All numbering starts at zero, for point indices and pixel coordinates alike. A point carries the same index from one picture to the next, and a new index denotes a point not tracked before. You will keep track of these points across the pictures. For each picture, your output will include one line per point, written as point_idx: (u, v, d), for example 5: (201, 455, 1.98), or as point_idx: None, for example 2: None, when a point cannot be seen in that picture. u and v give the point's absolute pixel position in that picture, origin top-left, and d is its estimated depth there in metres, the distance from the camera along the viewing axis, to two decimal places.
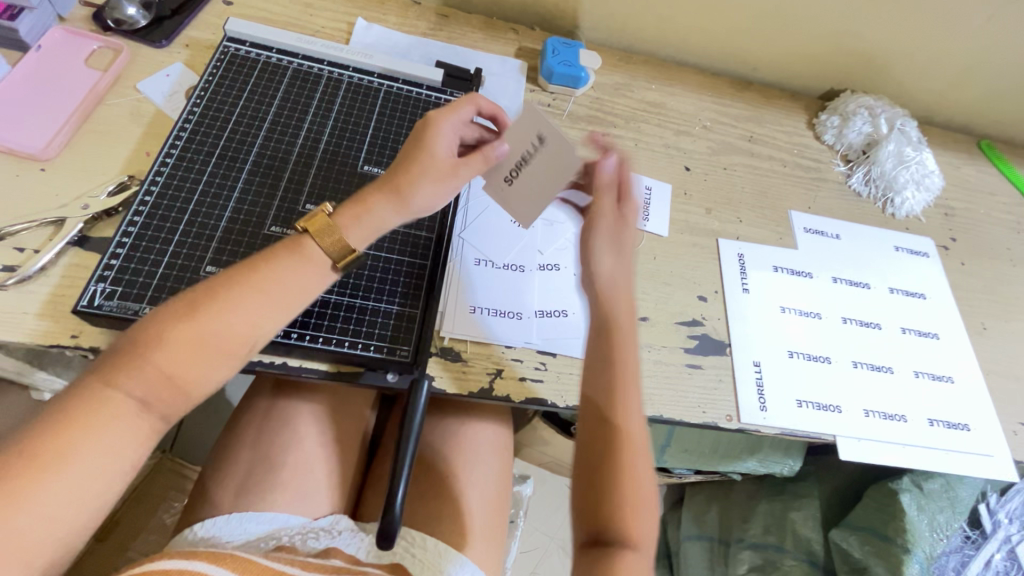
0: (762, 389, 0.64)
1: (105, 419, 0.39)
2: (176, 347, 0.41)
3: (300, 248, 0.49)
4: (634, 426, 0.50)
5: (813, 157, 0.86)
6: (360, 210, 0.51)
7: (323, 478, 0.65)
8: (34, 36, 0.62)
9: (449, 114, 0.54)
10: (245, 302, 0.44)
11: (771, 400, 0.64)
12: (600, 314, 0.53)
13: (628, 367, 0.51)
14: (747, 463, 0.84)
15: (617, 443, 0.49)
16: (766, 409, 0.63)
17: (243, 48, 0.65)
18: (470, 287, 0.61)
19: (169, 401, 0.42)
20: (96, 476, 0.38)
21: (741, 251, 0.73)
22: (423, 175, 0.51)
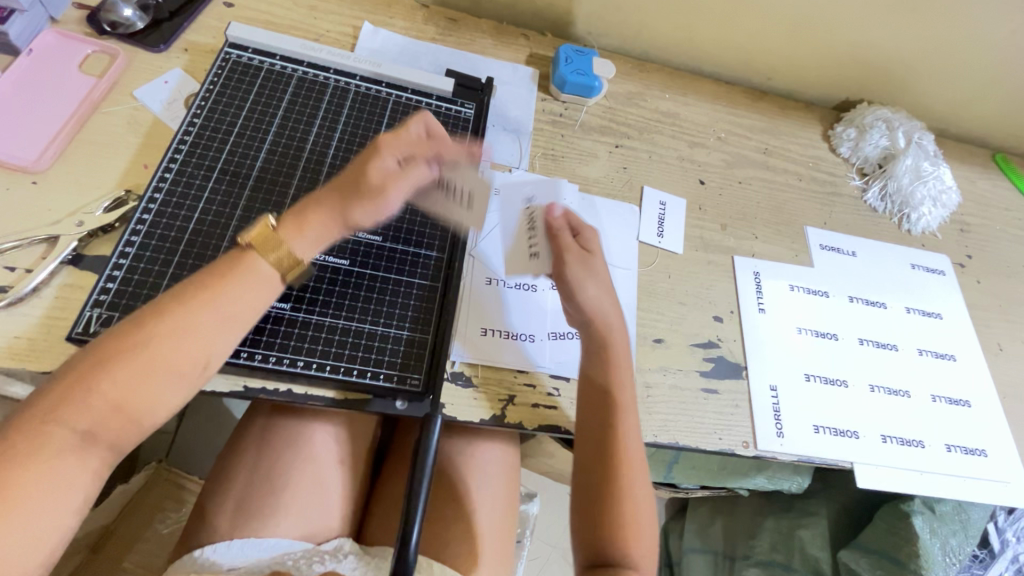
0: (779, 415, 0.63)
1: (49, 455, 0.38)
2: (121, 375, 0.40)
3: (245, 258, 0.47)
4: (633, 447, 0.53)
5: (828, 170, 0.84)
6: (301, 225, 0.49)
7: (327, 501, 0.64)
8: (24, 39, 0.59)
9: (391, 138, 0.51)
10: (195, 324, 0.43)
11: (788, 425, 0.63)
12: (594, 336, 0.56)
13: (624, 389, 0.54)
14: (756, 480, 0.81)
15: (616, 464, 0.52)
16: (783, 436, 0.62)
17: (246, 54, 0.62)
18: (481, 308, 0.59)
19: (120, 430, 0.41)
20: (52, 507, 0.39)
21: (756, 269, 0.72)
22: (359, 199, 0.50)
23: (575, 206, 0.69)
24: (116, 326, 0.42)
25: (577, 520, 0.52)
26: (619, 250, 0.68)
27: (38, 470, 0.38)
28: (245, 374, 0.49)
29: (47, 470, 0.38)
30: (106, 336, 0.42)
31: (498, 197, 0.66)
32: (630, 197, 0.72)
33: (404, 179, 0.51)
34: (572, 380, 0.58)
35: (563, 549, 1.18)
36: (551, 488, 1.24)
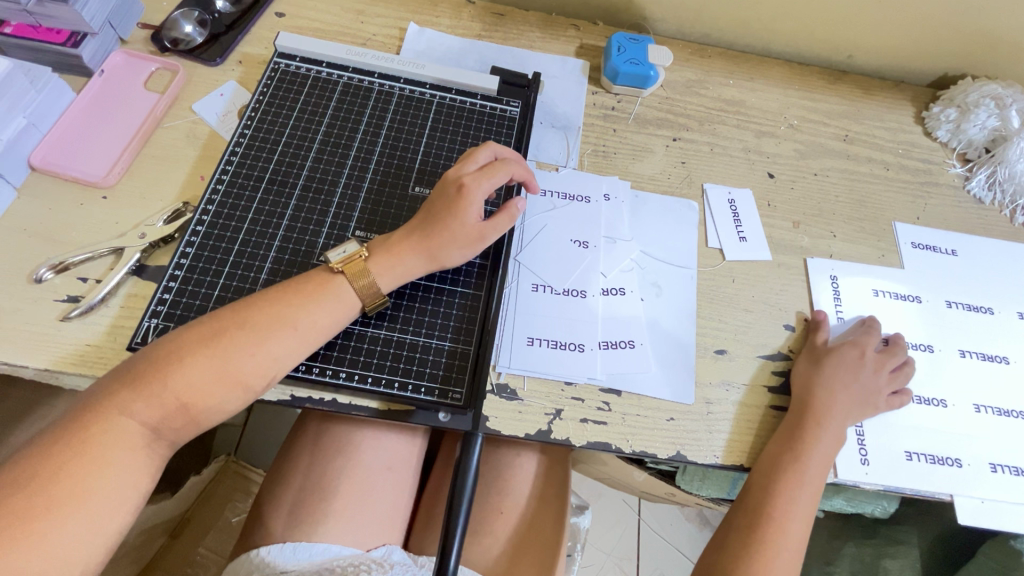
0: (862, 439, 0.56)
1: (112, 449, 0.39)
2: (193, 374, 0.41)
3: (329, 283, 0.48)
4: (791, 522, 0.51)
5: (922, 157, 0.74)
6: (391, 257, 0.50)
7: (381, 508, 0.64)
8: (96, 60, 0.62)
9: (483, 180, 0.52)
10: (272, 337, 0.44)
11: (873, 451, 0.56)
12: (810, 404, 0.54)
13: (813, 464, 0.52)
14: (833, 502, 0.73)
15: (762, 533, 0.50)
16: (868, 464, 0.55)
17: (293, 64, 0.63)
18: (526, 316, 0.56)
19: (179, 428, 0.42)
20: (112, 499, 0.39)
21: (834, 272, 0.64)
22: (451, 240, 0.51)
23: (627, 205, 0.64)
24: (198, 326, 0.43)
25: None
26: (675, 249, 0.63)
27: (101, 465, 0.38)
28: (291, 383, 0.49)
29: (108, 466, 0.38)
30: (186, 333, 0.43)
31: (544, 199, 0.63)
32: (689, 195, 0.67)
33: (497, 219, 0.52)
34: (624, 394, 0.55)
35: (617, 558, 1.14)
36: (605, 494, 1.20)
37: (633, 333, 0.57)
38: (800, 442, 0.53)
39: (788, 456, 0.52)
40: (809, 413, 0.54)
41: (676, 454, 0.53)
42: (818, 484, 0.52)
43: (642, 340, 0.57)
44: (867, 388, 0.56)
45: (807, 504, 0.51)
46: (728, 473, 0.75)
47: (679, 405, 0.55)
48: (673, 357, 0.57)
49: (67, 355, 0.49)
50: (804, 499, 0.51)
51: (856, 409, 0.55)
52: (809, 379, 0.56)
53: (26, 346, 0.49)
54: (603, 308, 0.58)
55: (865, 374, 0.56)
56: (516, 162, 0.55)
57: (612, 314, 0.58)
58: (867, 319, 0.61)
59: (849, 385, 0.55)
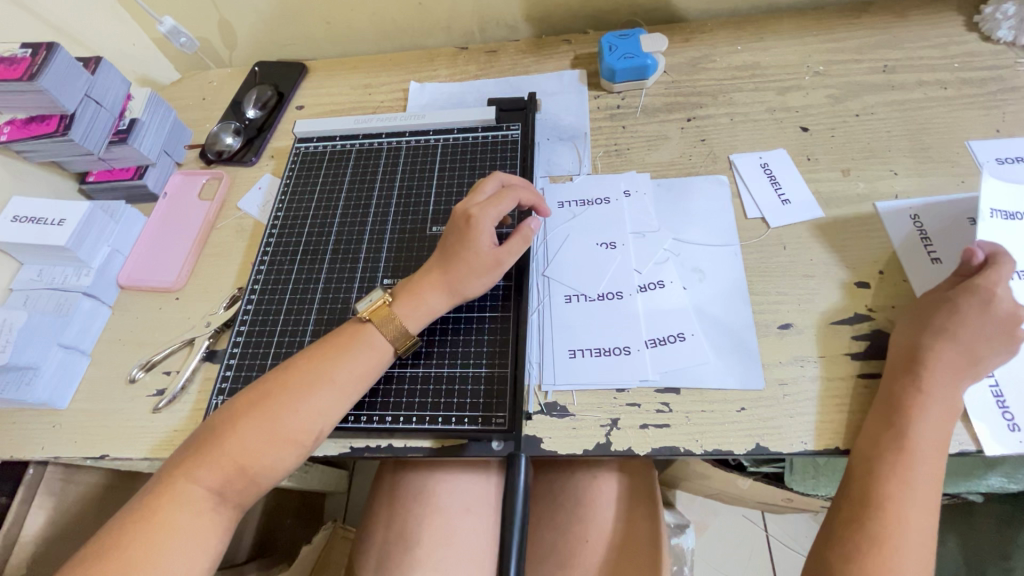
0: (1005, 403, 0.47)
1: (181, 514, 0.42)
2: (247, 437, 0.44)
3: (360, 332, 0.50)
4: (909, 504, 0.43)
5: (986, 64, 0.64)
6: (413, 297, 0.51)
7: (464, 552, 0.63)
8: (159, 185, 0.72)
9: (493, 208, 0.52)
10: (313, 393, 0.46)
11: (1023, 413, 0.46)
12: (907, 368, 0.47)
13: (923, 432, 0.44)
14: (989, 481, 0.62)
15: (871, 517, 0.43)
16: (1020, 430, 0.46)
17: (312, 145, 0.69)
18: (563, 328, 0.55)
19: (243, 491, 0.45)
20: (182, 564, 0.41)
21: (915, 213, 0.56)
22: (469, 271, 0.51)
23: (650, 196, 0.62)
24: (249, 392, 0.47)
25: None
26: (710, 229, 0.59)
27: (171, 530, 0.41)
28: (345, 435, 0.51)
29: (177, 531, 0.41)
30: (240, 400, 0.46)
31: (563, 210, 0.62)
32: (715, 170, 0.63)
33: (511, 243, 0.52)
34: (683, 390, 0.51)
35: None
36: (722, 511, 1.09)
37: (681, 324, 0.53)
38: (901, 409, 0.45)
39: (887, 428, 0.45)
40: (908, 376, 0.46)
41: (755, 446, 0.48)
42: (937, 455, 0.44)
43: (692, 331, 0.53)
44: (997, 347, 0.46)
45: (927, 482, 0.43)
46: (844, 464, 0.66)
47: (748, 393, 0.50)
48: (731, 341, 0.52)
49: (160, 441, 0.55)
50: (920, 475, 0.43)
51: (974, 363, 0.46)
52: (912, 348, 0.47)
53: (128, 440, 0.55)
54: (644, 304, 0.55)
55: (989, 321, 0.46)
56: (523, 187, 0.55)
57: (655, 309, 0.55)
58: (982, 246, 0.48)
59: (972, 347, 0.45)
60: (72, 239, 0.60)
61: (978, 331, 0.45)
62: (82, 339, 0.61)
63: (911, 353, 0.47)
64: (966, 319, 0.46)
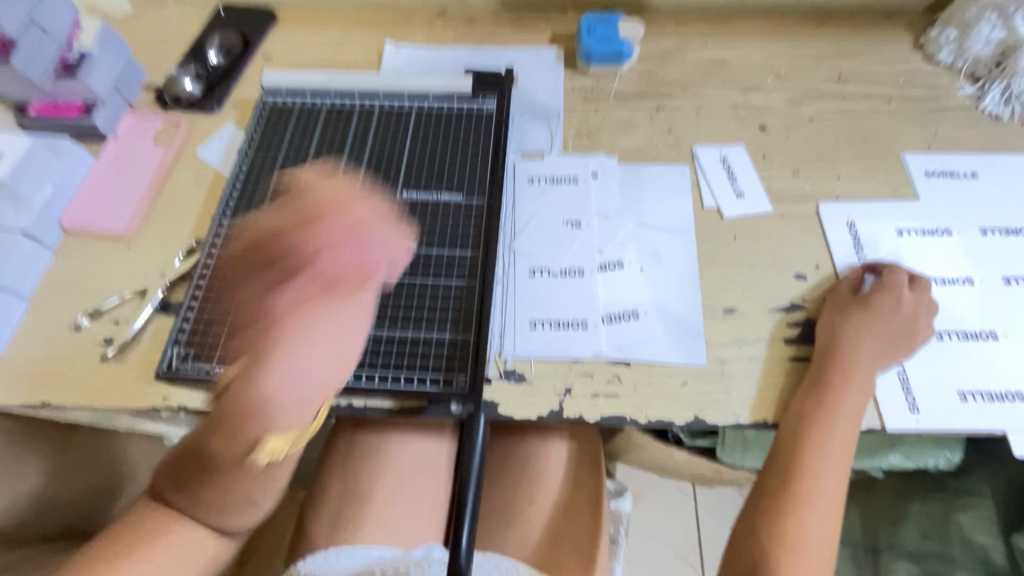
0: (909, 387, 0.53)
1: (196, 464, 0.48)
2: (249, 391, 0.46)
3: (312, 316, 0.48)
4: (823, 470, 0.49)
5: (926, 84, 0.70)
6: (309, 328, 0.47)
7: (416, 508, 0.65)
8: (110, 126, 0.68)
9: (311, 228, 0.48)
10: (304, 354, 0.47)
11: (923, 397, 0.53)
12: (830, 352, 0.52)
13: (841, 410, 0.50)
14: (890, 458, 0.70)
15: (791, 480, 0.49)
16: (919, 411, 0.52)
17: (279, 98, 0.67)
18: (526, 300, 0.57)
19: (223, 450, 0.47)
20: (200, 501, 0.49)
21: (851, 217, 0.61)
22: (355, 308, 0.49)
23: (615, 179, 0.64)
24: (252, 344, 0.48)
25: (733, 534, 0.51)
26: (670, 215, 0.62)
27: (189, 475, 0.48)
28: None
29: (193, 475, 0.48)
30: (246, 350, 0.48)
31: (532, 185, 0.64)
32: (678, 159, 0.66)
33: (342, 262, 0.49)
34: (633, 364, 0.54)
35: (678, 548, 1.11)
36: (657, 483, 1.17)
37: (636, 304, 0.57)
38: (822, 388, 0.51)
39: (811, 405, 0.51)
40: (831, 361, 0.52)
41: (693, 418, 0.52)
42: (851, 429, 0.50)
43: (646, 310, 0.56)
44: (896, 336, 0.53)
45: (841, 453, 0.50)
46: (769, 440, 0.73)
47: (691, 368, 0.54)
48: (680, 321, 0.56)
49: (108, 391, 0.54)
50: (835, 446, 0.50)
51: (884, 352, 0.53)
52: (834, 334, 0.53)
53: (72, 389, 0.54)
54: (604, 282, 0.58)
55: (898, 318, 0.53)
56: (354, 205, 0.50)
57: (613, 288, 0.58)
58: (879, 265, 0.58)
59: (876, 335, 0.53)
60: (13, 172, 0.57)
61: (880, 322, 0.53)
62: (20, 281, 0.58)
63: (828, 338, 0.53)
64: (870, 311, 0.54)
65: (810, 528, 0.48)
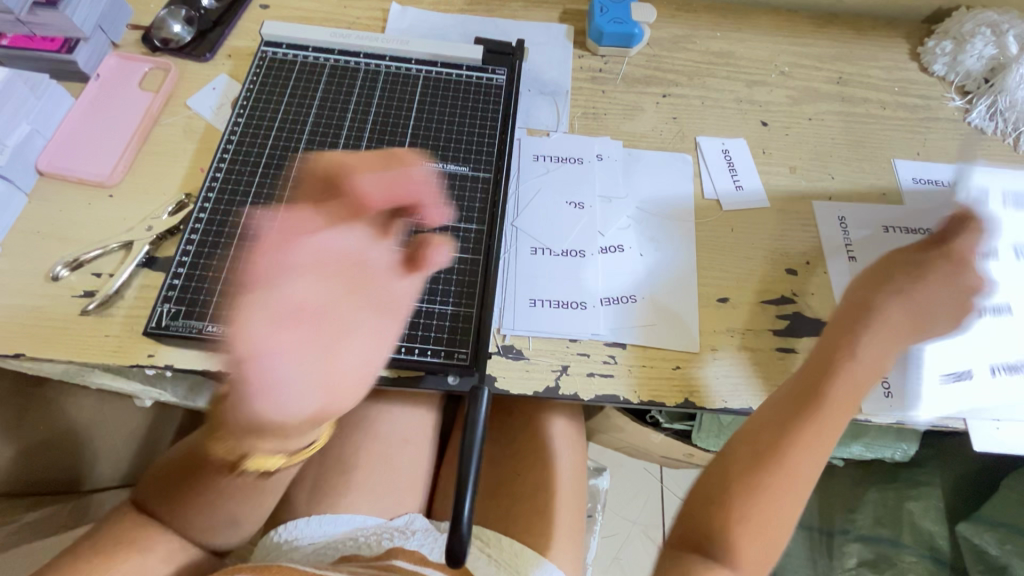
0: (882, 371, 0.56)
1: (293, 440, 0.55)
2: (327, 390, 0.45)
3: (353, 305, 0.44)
4: (803, 461, 0.50)
5: (920, 93, 0.73)
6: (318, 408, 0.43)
7: (401, 476, 0.66)
8: (91, 66, 0.64)
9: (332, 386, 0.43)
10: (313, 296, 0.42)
11: (894, 382, 0.56)
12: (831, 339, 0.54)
13: (840, 399, 0.51)
14: (852, 448, 0.74)
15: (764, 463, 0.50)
16: (889, 394, 0.56)
17: (279, 51, 0.64)
18: (525, 273, 0.57)
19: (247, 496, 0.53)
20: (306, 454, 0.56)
21: (841, 213, 0.64)
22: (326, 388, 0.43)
23: (620, 163, 0.65)
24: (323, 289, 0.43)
25: (687, 500, 0.52)
26: (672, 203, 0.63)
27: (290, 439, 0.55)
28: None
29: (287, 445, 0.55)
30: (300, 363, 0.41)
31: (538, 163, 0.63)
32: (682, 148, 0.67)
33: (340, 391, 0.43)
34: (629, 347, 0.55)
35: (642, 526, 1.15)
36: (626, 464, 1.20)
37: (637, 288, 0.58)
38: (829, 375, 0.52)
39: (811, 395, 0.51)
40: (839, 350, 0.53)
41: (683, 401, 0.54)
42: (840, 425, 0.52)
43: (644, 295, 0.57)
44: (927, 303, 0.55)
45: (825, 444, 0.51)
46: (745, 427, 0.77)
47: (683, 353, 0.55)
48: (676, 308, 0.57)
49: (88, 346, 0.52)
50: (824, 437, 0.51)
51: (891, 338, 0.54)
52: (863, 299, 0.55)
53: (51, 341, 0.51)
54: (602, 263, 0.59)
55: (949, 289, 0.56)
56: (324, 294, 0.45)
57: (612, 271, 0.59)
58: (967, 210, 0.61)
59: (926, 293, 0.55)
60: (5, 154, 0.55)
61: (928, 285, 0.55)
62: None
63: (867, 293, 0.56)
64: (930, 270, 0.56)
65: (772, 512, 0.49)
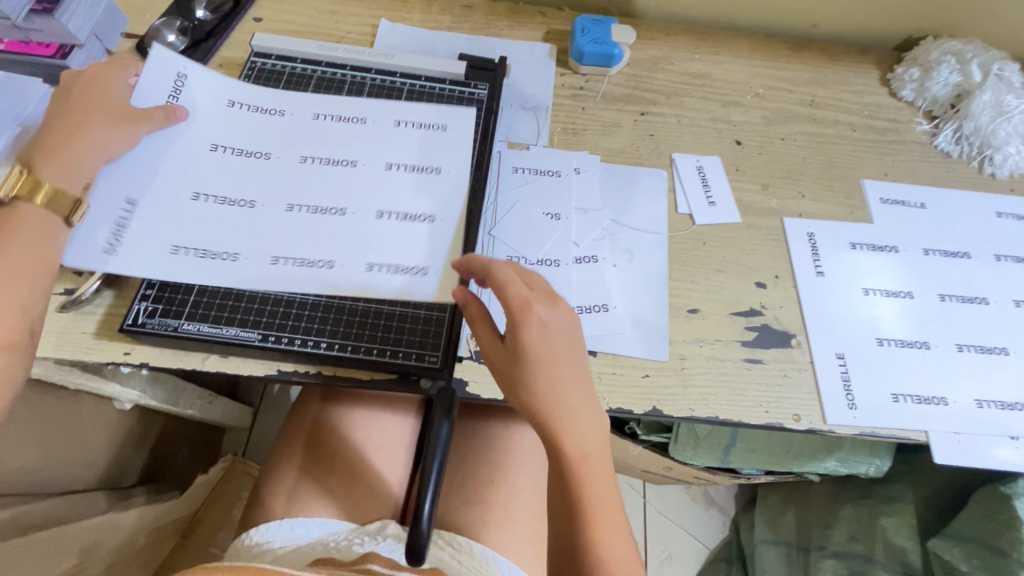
0: (849, 385, 0.57)
1: (26, 219, 0.48)
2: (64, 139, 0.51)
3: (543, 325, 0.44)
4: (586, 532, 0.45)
5: (889, 117, 0.75)
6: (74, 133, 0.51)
7: (375, 480, 0.66)
8: (85, 71, 0.66)
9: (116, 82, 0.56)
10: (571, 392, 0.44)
11: (860, 395, 0.57)
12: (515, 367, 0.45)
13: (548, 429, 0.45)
14: (826, 463, 0.76)
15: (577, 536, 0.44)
16: (855, 408, 0.56)
17: (268, 61, 0.66)
18: (185, 93, 0.58)
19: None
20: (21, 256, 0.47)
21: (810, 229, 0.66)
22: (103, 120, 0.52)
23: (598, 177, 0.66)
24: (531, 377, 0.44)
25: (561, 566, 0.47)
26: (647, 217, 0.64)
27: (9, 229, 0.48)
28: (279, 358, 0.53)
29: (11, 237, 0.47)
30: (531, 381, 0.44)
31: (516, 175, 0.65)
32: (658, 164, 0.69)
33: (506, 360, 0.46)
34: (599, 355, 0.56)
35: None
36: None
37: (227, 244, 0.52)
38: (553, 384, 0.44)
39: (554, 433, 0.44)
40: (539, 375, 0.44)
41: (651, 408, 0.55)
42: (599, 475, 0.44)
43: (244, 251, 0.52)
44: None
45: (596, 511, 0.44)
46: (721, 440, 0.78)
47: (652, 362, 0.57)
48: (647, 317, 0.59)
49: (63, 341, 0.52)
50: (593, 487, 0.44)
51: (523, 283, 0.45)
52: None
53: None
54: (206, 213, 0.53)
55: None
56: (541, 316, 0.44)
57: (283, 175, 0.56)
58: None
59: None
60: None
61: None
62: None
63: None
64: None
65: None
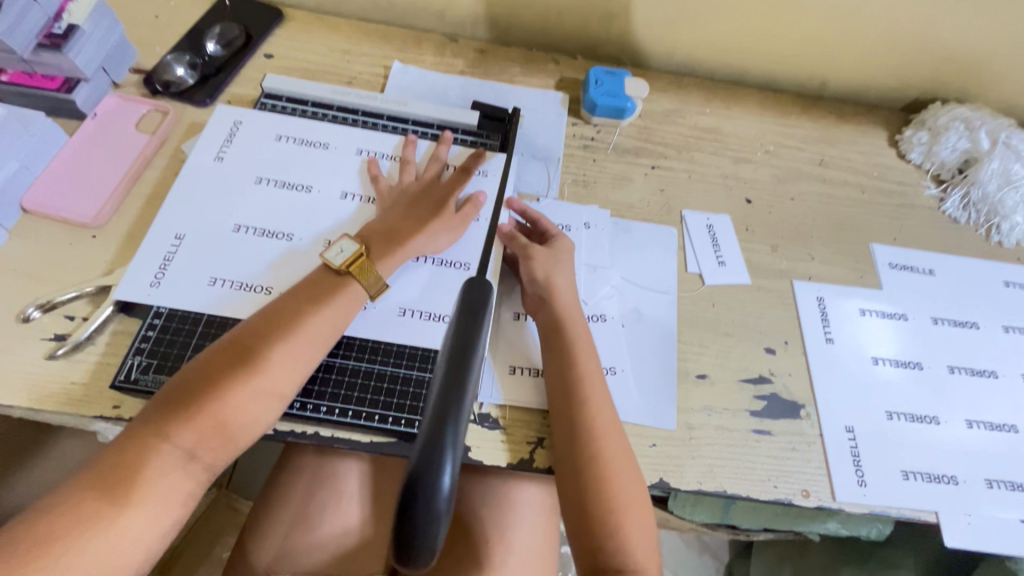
0: (858, 460, 0.56)
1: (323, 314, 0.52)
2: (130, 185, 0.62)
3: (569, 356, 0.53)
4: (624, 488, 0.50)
5: (897, 179, 0.75)
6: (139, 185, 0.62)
7: (369, 535, 0.64)
8: (90, 104, 0.64)
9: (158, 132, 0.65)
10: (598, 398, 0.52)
11: (869, 471, 0.56)
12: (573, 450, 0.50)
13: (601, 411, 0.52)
14: (827, 526, 0.74)
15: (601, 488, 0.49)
16: (865, 485, 0.55)
17: (279, 103, 0.67)
18: (237, 139, 0.63)
19: (216, 450, 0.47)
20: (288, 369, 0.49)
21: (820, 294, 0.65)
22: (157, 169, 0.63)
23: (607, 233, 0.65)
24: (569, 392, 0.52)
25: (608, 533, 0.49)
26: (655, 275, 0.64)
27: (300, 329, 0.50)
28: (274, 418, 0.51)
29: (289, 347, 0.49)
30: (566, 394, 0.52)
31: None
32: (668, 221, 0.68)
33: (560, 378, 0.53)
34: None
35: None
36: None
37: (234, 275, 0.56)
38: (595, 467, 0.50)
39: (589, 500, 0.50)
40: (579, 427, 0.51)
41: (657, 480, 0.53)
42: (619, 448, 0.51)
43: (274, 285, 0.56)
44: None
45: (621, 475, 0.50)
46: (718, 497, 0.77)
47: (660, 431, 0.55)
48: (654, 382, 0.57)
49: (49, 393, 0.50)
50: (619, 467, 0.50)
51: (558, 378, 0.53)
52: None
53: (10, 385, 0.50)
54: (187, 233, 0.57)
55: None
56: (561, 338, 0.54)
57: (249, 198, 0.60)
58: None
59: None
60: None
61: None
62: None
63: None
64: None
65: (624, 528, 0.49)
